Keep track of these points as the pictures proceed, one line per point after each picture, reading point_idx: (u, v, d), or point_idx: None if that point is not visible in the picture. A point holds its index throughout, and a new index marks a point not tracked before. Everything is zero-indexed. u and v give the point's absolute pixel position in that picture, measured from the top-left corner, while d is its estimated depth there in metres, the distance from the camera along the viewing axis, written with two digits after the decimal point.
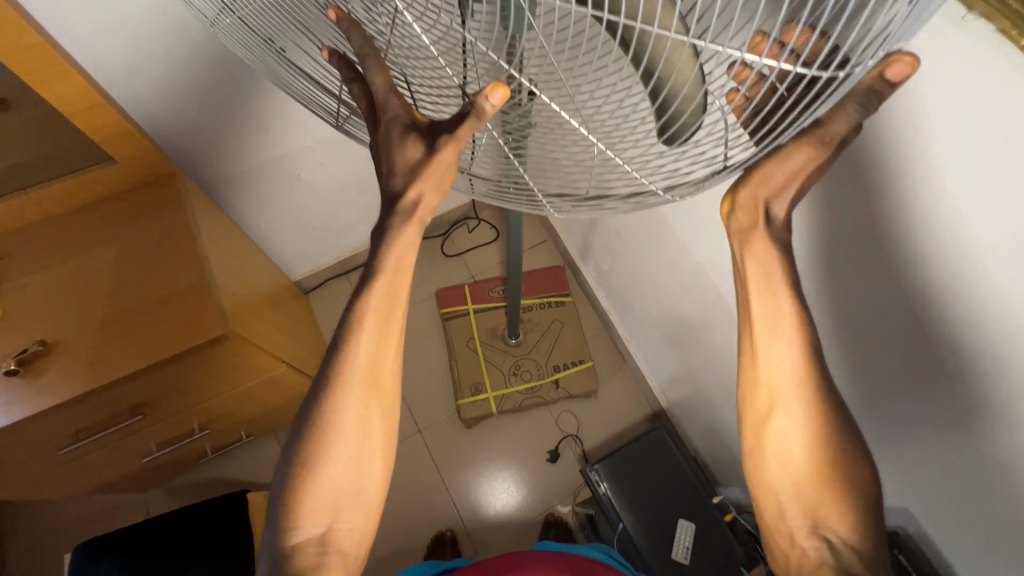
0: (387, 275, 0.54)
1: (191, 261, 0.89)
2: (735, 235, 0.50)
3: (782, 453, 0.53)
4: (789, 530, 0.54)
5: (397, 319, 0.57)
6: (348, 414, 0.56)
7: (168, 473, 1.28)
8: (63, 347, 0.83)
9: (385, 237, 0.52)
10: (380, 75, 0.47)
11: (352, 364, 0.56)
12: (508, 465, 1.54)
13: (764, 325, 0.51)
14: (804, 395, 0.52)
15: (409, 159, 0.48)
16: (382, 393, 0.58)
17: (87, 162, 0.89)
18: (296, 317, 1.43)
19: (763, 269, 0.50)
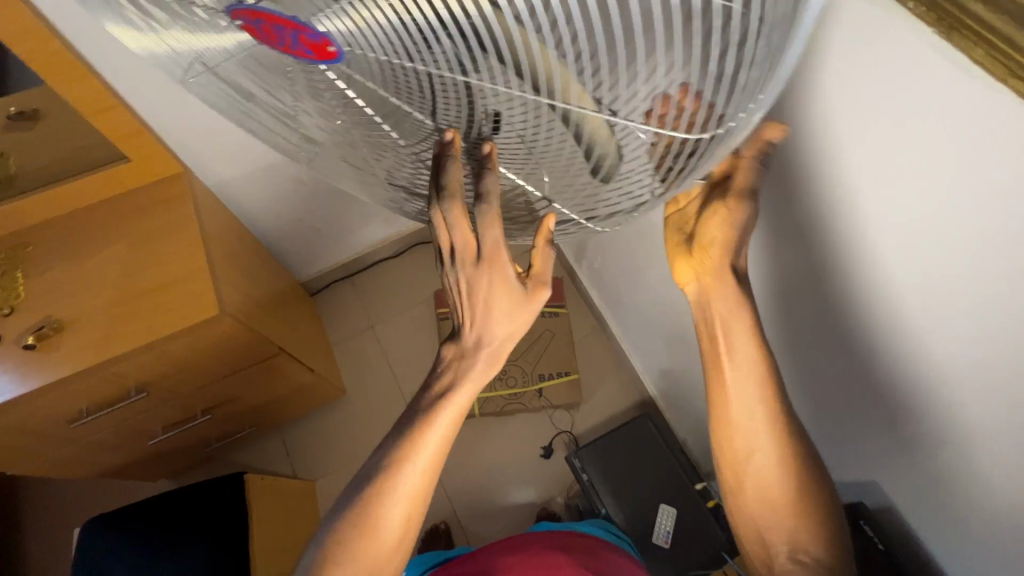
0: (457, 399, 0.62)
1: (194, 252, 0.97)
2: (699, 292, 0.62)
3: (755, 476, 0.62)
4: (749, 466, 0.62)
5: (453, 435, 0.64)
6: (392, 514, 0.63)
7: (175, 458, 1.35)
8: (75, 326, 0.91)
9: (466, 362, 0.61)
10: (494, 224, 0.52)
11: (406, 468, 0.62)
12: (503, 462, 1.57)
13: (738, 376, 0.61)
14: (775, 430, 0.61)
15: (508, 305, 0.57)
16: (424, 497, 0.64)
17: (100, 160, 0.98)
18: (301, 314, 1.50)
19: (732, 316, 0.60)
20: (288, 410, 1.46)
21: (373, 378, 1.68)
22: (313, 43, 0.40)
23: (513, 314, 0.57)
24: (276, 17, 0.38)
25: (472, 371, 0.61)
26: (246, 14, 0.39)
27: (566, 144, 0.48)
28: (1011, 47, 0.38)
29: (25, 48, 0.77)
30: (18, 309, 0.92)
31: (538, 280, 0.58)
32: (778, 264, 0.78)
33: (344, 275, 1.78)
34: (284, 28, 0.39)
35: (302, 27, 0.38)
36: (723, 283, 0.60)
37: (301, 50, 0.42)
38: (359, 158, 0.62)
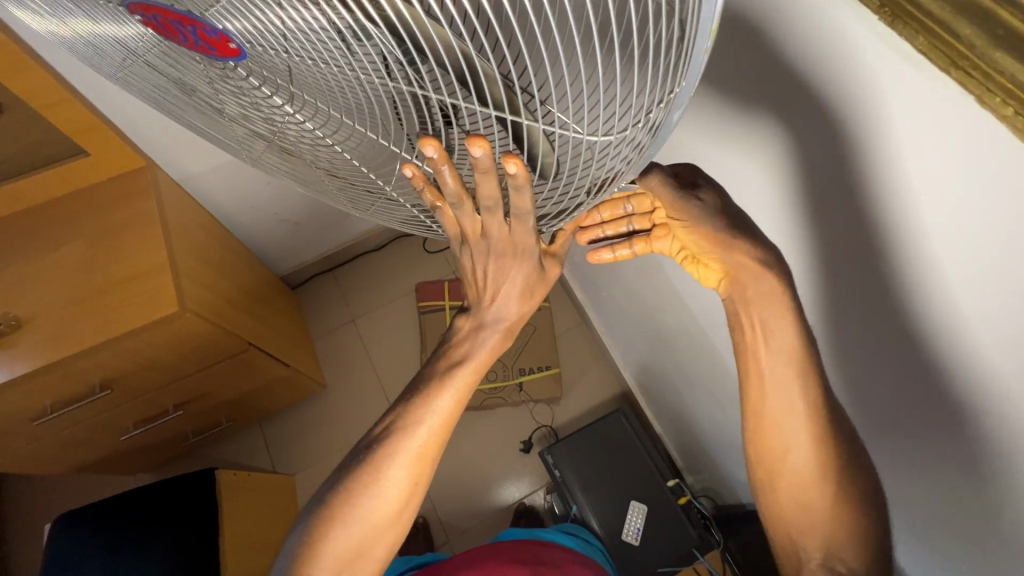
0: (467, 374, 0.61)
1: (156, 248, 0.96)
2: (734, 283, 0.56)
3: (795, 480, 0.58)
4: (783, 467, 0.59)
5: (459, 412, 0.62)
6: (392, 481, 0.61)
7: (150, 452, 1.35)
8: (34, 323, 0.90)
9: (482, 336, 0.60)
10: (525, 227, 0.47)
11: (407, 440, 0.61)
12: (483, 457, 1.57)
13: (776, 373, 0.56)
14: (812, 431, 0.56)
15: (517, 288, 0.55)
16: (425, 473, 0.63)
17: (57, 154, 0.96)
18: (278, 309, 1.49)
19: (774, 307, 0.54)
20: (266, 404, 1.45)
21: (354, 373, 1.68)
22: (214, 41, 0.39)
23: (534, 297, 0.57)
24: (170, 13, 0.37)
25: (491, 344, 0.61)
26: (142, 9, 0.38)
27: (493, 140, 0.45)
28: (948, 34, 0.35)
29: None
30: None
31: (552, 257, 0.57)
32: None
33: (325, 269, 1.77)
34: (181, 24, 0.38)
35: (196, 23, 0.37)
36: (757, 277, 0.54)
37: (205, 46, 0.41)
38: (300, 167, 0.59)
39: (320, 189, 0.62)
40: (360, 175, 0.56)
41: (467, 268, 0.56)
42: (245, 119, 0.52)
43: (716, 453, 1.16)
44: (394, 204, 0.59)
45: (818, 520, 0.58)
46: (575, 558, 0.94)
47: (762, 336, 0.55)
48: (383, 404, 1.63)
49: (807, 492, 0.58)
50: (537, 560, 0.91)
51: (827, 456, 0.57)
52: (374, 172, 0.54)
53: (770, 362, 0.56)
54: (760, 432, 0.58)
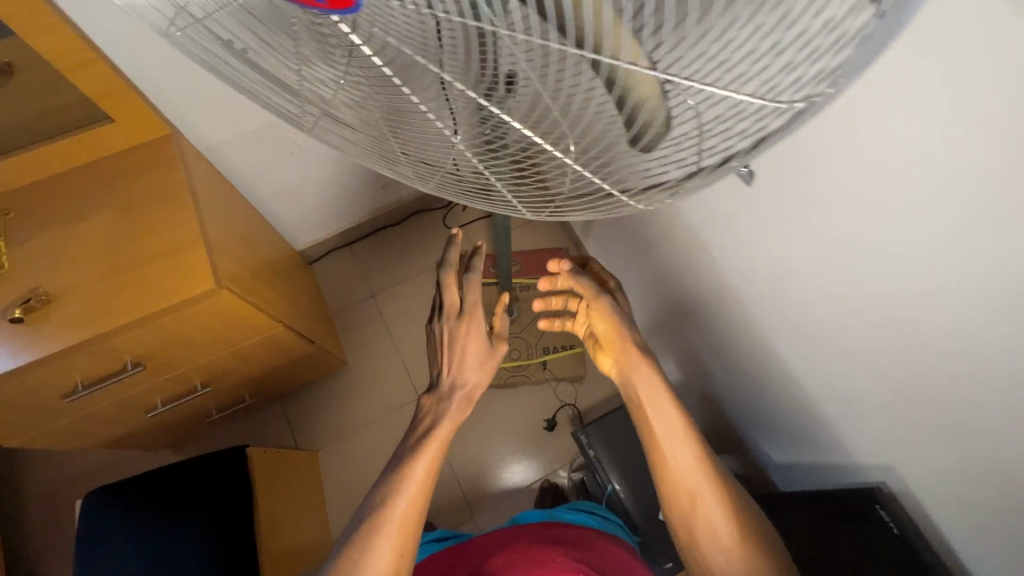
0: (431, 446, 0.79)
1: (186, 220, 0.92)
2: (624, 375, 0.84)
3: (708, 525, 0.76)
4: (696, 515, 0.76)
5: (428, 482, 0.78)
6: (380, 550, 0.74)
7: (175, 428, 1.34)
8: (63, 299, 0.86)
9: (444, 408, 0.82)
10: (472, 292, 0.80)
11: (391, 512, 0.75)
12: (506, 434, 1.57)
13: (665, 439, 0.79)
14: (707, 481, 0.77)
15: (471, 350, 0.82)
16: (405, 540, 0.75)
17: (79, 120, 0.91)
18: (298, 284, 1.46)
19: (651, 391, 0.82)
20: (288, 381, 1.44)
21: (374, 349, 1.66)
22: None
23: (488, 364, 0.84)
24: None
25: (453, 412, 0.82)
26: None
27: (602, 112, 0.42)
28: None
29: None
30: None
31: (498, 336, 0.86)
32: (791, 261, 0.74)
33: (342, 243, 1.74)
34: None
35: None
36: (631, 365, 0.84)
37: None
38: (361, 128, 0.55)
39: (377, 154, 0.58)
40: (426, 137, 0.52)
41: (439, 337, 0.83)
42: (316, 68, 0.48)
43: (752, 431, 1.16)
44: (461, 172, 0.55)
45: (734, 555, 0.74)
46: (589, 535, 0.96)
47: (650, 407, 0.80)
48: (405, 380, 1.62)
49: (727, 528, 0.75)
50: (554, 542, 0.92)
51: (721, 487, 0.76)
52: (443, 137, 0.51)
53: (660, 426, 0.79)
54: (671, 489, 0.78)
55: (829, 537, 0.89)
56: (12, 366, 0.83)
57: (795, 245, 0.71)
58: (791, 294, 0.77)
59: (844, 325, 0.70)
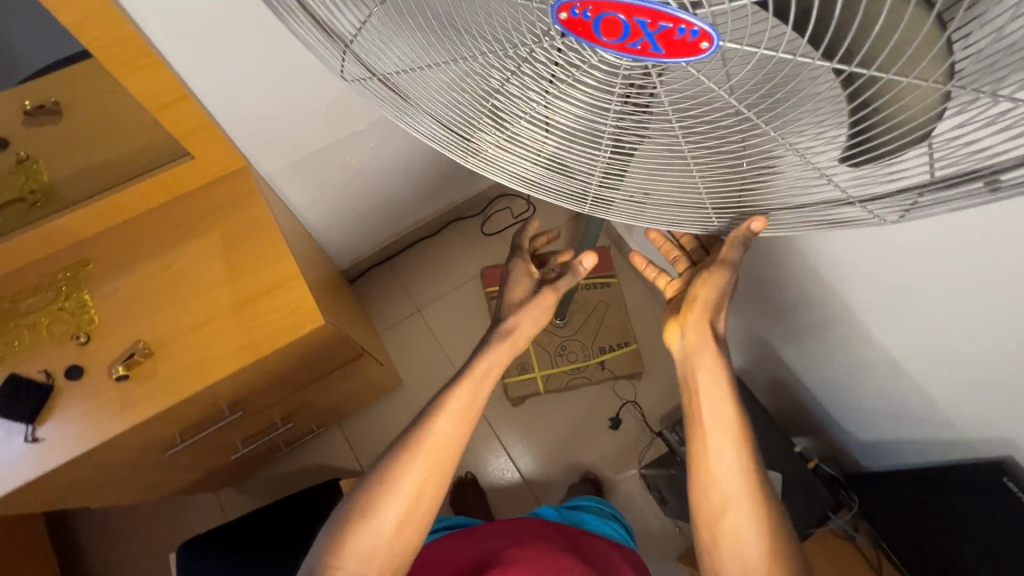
0: (472, 377, 0.73)
1: (279, 257, 0.87)
2: (687, 352, 0.69)
3: (735, 542, 0.60)
4: (724, 525, 0.61)
5: (476, 409, 0.72)
6: (410, 472, 0.66)
7: (246, 465, 1.30)
8: (163, 350, 0.82)
9: (484, 347, 0.76)
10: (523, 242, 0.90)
11: (429, 433, 0.68)
12: (571, 437, 1.56)
13: (714, 428, 0.64)
14: (748, 491, 0.61)
15: (515, 296, 0.83)
16: (442, 468, 0.67)
17: (157, 161, 0.87)
18: (348, 305, 1.42)
19: (713, 376, 0.66)
20: (351, 406, 1.40)
21: (427, 365, 1.62)
22: (676, 41, 0.33)
23: (531, 303, 0.81)
24: (638, 11, 0.31)
25: (499, 350, 0.77)
26: (586, 6, 0.32)
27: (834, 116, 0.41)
28: None
29: (96, 34, 0.66)
30: (95, 335, 0.82)
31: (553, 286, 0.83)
32: (922, 260, 0.74)
33: (381, 259, 1.70)
34: (642, 24, 0.32)
35: (676, 20, 0.31)
36: (703, 343, 0.68)
37: (646, 46, 0.35)
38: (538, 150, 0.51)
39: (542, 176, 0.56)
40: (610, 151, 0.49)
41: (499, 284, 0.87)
42: (512, 96, 0.46)
43: (838, 414, 1.17)
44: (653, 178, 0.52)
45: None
46: (619, 555, 0.99)
47: (699, 394, 0.66)
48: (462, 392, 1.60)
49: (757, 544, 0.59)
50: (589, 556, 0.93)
51: (761, 499, 0.61)
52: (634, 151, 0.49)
53: (710, 418, 0.64)
54: (704, 489, 0.63)
55: (946, 508, 0.92)
56: (122, 428, 0.79)
57: (936, 244, 0.71)
58: (922, 290, 0.77)
59: (994, 317, 0.71)
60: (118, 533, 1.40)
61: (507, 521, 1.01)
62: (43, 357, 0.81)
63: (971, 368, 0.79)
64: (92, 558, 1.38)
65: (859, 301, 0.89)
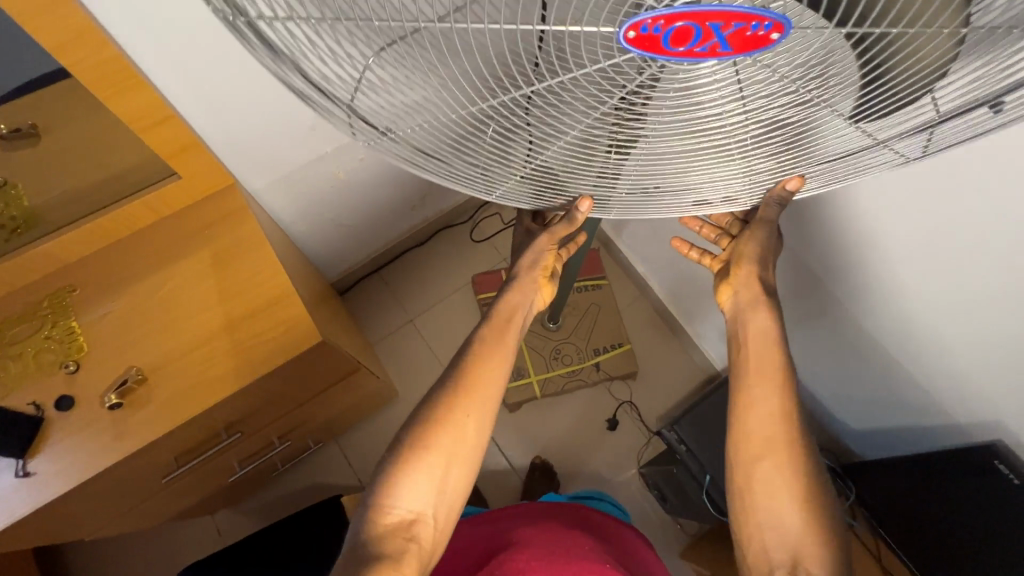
0: (498, 319, 0.77)
1: (273, 273, 0.86)
2: (739, 309, 0.70)
3: (770, 492, 0.60)
4: (758, 470, 0.61)
5: (505, 352, 0.75)
6: (458, 414, 0.69)
7: (242, 487, 1.27)
8: (158, 374, 0.80)
9: (502, 293, 0.80)
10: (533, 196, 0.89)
11: (468, 375, 0.71)
12: (570, 440, 1.56)
13: (759, 376, 0.64)
14: (787, 441, 0.60)
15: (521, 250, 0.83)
16: (483, 408, 0.71)
17: (142, 182, 0.85)
18: (340, 318, 1.41)
19: (762, 330, 0.66)
20: (347, 421, 1.39)
21: (422, 375, 1.61)
22: (749, 37, 0.34)
23: (529, 257, 0.81)
24: (714, 15, 0.31)
25: (514, 296, 0.80)
26: (659, 20, 0.32)
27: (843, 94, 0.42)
28: None
29: (81, 58, 0.64)
30: (85, 363, 0.80)
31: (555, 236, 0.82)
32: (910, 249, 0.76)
33: (370, 271, 1.68)
34: (715, 26, 0.33)
35: (750, 17, 0.32)
36: (756, 299, 0.68)
37: (714, 48, 0.35)
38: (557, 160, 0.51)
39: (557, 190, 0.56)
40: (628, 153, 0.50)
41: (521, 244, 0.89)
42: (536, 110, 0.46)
43: (832, 405, 1.20)
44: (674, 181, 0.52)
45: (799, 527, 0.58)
46: (626, 531, 1.00)
47: (748, 345, 0.66)
48: None
49: (790, 498, 0.59)
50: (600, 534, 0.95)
51: (797, 450, 0.60)
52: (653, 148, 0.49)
53: (756, 367, 0.64)
54: (742, 435, 0.62)
55: (939, 492, 0.94)
56: (119, 457, 0.77)
57: (923, 233, 0.73)
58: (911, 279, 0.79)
59: (981, 303, 0.73)
60: (108, 564, 1.37)
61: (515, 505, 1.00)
62: (31, 388, 0.79)
63: (960, 353, 0.82)
64: None
65: (849, 293, 0.91)
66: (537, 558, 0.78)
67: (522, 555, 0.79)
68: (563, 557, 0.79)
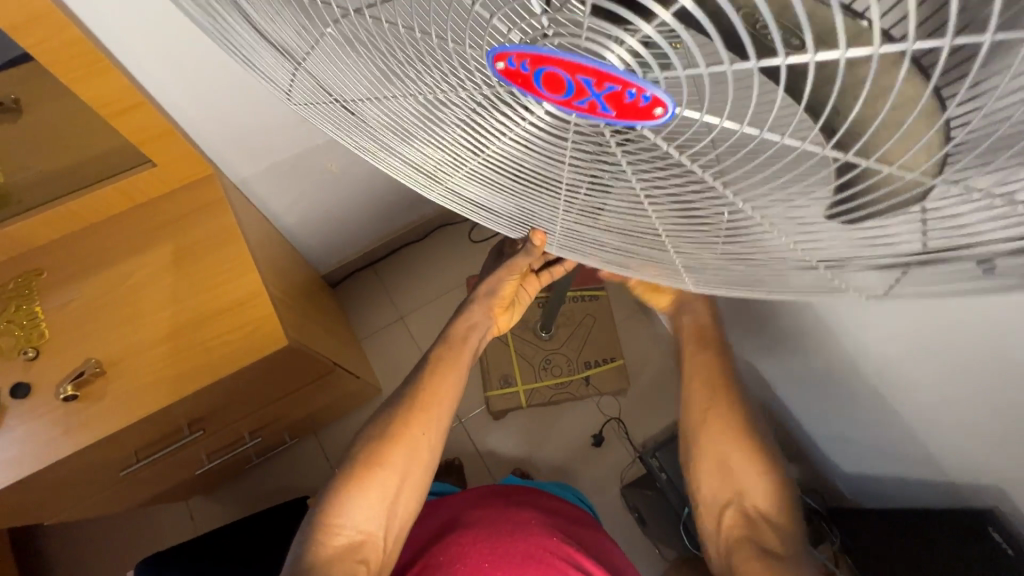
0: (457, 340, 0.74)
1: (248, 273, 0.83)
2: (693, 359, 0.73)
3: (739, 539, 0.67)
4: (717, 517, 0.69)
5: (467, 366, 0.72)
6: (412, 434, 0.66)
7: (214, 477, 1.26)
8: (116, 368, 0.78)
9: (461, 315, 0.75)
10: None
11: (421, 392, 0.69)
12: (553, 454, 1.51)
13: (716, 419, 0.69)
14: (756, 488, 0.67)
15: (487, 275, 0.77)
16: (438, 426, 0.68)
17: (115, 167, 0.83)
18: (328, 311, 1.38)
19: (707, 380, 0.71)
20: (326, 417, 1.37)
21: (408, 375, 1.58)
22: (626, 104, 0.31)
23: (494, 293, 0.76)
24: (582, 69, 0.29)
25: (473, 317, 0.76)
26: (524, 58, 0.29)
27: (804, 185, 0.33)
28: None
29: (45, 41, 0.62)
30: (44, 350, 0.78)
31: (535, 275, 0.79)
32: (920, 302, 0.70)
33: (365, 264, 1.65)
34: (587, 83, 0.30)
35: (624, 82, 0.29)
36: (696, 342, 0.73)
37: (594, 105, 0.32)
38: (496, 183, 0.48)
39: (501, 207, 0.53)
40: (562, 197, 0.45)
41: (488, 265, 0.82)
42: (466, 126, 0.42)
43: (827, 446, 1.14)
44: (610, 233, 0.47)
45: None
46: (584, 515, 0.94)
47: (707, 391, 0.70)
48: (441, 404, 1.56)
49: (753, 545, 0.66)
50: (561, 513, 0.90)
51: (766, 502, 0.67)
52: (585, 200, 0.44)
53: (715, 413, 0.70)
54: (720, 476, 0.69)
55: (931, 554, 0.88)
56: (72, 450, 0.75)
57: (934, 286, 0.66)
58: (919, 331, 0.73)
59: (992, 368, 0.67)
60: (84, 539, 1.38)
61: (474, 489, 0.92)
62: None
63: (964, 413, 0.75)
64: (54, 564, 1.36)
65: (852, 336, 0.85)
66: (482, 538, 0.77)
67: (464, 538, 0.77)
68: (507, 529, 0.79)
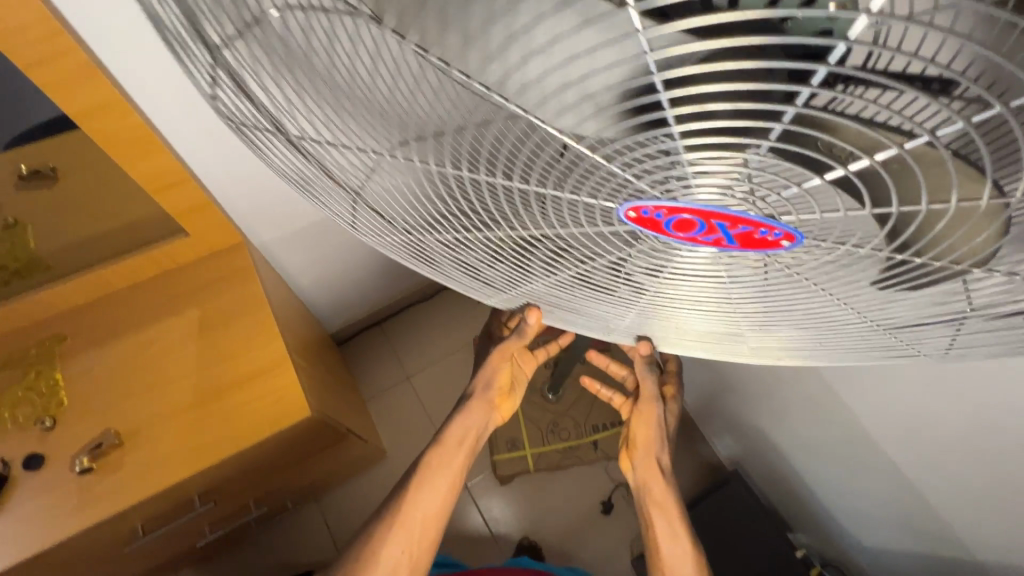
0: (450, 442, 0.76)
1: (274, 340, 0.84)
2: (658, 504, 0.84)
3: None
4: None
5: (455, 474, 0.75)
6: (390, 554, 0.69)
7: (210, 549, 1.20)
8: (133, 438, 0.77)
9: (457, 414, 0.78)
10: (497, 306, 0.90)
11: (406, 508, 0.71)
12: (561, 523, 1.46)
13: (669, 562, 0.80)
14: None
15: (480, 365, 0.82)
16: (419, 541, 0.71)
17: (149, 237, 0.85)
18: (337, 372, 1.37)
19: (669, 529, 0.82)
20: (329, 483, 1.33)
21: (413, 438, 1.55)
22: (756, 238, 0.35)
23: (490, 391, 0.80)
24: (719, 216, 0.33)
25: (465, 417, 0.78)
26: (660, 209, 0.33)
27: (856, 272, 0.39)
28: None
29: (104, 125, 0.66)
30: (62, 420, 0.77)
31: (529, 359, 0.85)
32: (935, 380, 0.72)
33: (372, 323, 1.66)
34: (720, 225, 0.34)
35: (760, 223, 0.33)
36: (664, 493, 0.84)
37: (719, 239, 0.37)
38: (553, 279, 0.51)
39: (551, 296, 0.56)
40: (623, 283, 0.49)
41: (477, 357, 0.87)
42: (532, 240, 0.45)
43: (842, 518, 1.12)
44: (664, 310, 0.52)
45: None
46: None
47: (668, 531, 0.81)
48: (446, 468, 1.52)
49: None
50: None
51: None
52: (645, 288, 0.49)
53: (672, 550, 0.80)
54: None
55: None
56: (81, 526, 0.73)
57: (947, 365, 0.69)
58: (936, 408, 0.75)
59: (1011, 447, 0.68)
60: None
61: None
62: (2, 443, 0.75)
63: (985, 491, 0.76)
64: None
65: (867, 408, 0.87)
66: None
67: None
68: None
